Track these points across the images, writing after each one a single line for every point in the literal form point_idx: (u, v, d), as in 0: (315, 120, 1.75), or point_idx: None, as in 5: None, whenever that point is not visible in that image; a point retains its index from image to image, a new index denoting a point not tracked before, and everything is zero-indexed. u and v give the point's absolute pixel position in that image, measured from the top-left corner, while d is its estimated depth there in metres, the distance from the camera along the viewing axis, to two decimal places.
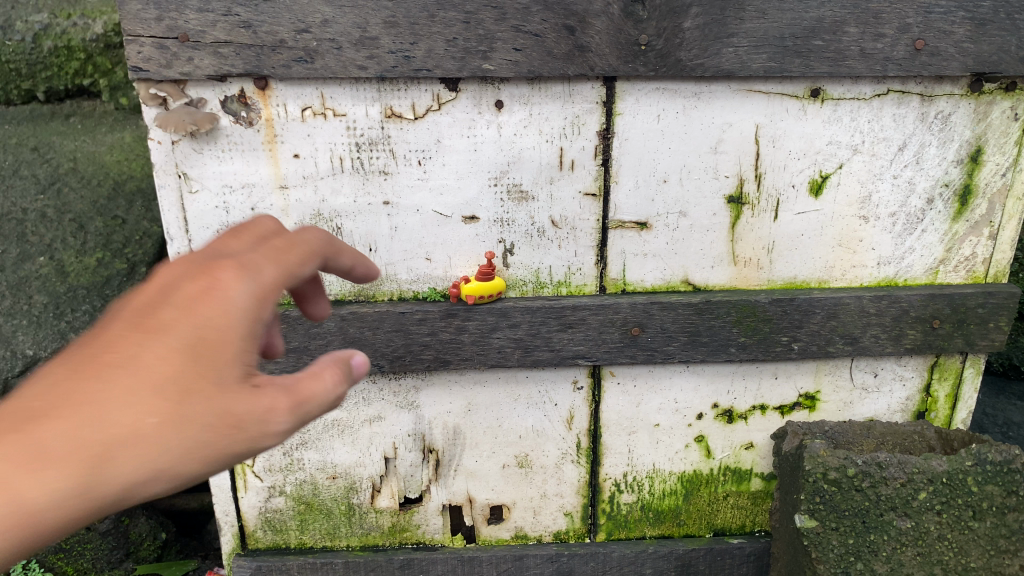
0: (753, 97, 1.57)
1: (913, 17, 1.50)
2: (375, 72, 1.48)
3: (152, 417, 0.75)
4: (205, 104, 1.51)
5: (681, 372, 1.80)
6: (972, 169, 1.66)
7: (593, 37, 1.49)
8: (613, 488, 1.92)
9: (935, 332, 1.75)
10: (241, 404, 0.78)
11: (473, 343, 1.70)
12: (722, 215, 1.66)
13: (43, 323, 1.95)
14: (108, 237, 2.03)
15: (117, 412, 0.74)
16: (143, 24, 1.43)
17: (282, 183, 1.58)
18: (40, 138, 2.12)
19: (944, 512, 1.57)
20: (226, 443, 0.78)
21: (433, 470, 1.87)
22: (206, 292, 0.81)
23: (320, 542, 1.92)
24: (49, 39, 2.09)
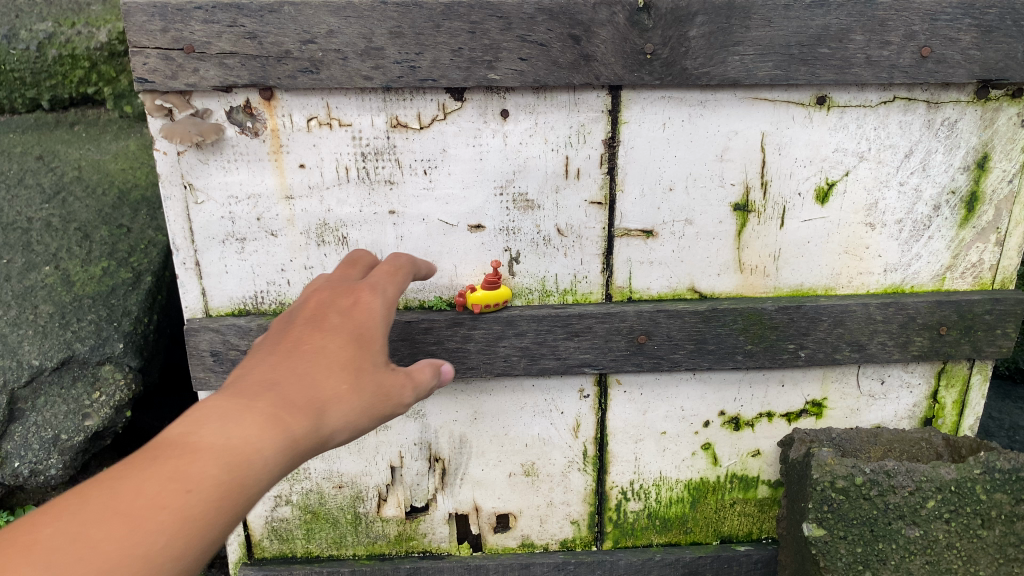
0: (759, 105, 1.57)
1: (919, 24, 1.49)
2: (381, 82, 1.48)
3: (345, 383, 0.94)
4: (210, 114, 1.51)
5: (688, 380, 1.80)
6: (979, 175, 1.65)
7: (599, 46, 1.48)
8: (620, 497, 1.91)
9: (941, 339, 1.74)
10: (389, 378, 1.01)
11: (479, 352, 1.70)
12: (728, 223, 1.66)
13: (50, 332, 1.84)
14: (112, 246, 1.99)
15: (322, 377, 0.92)
16: (149, 36, 1.42)
17: (288, 193, 1.58)
18: (45, 146, 2.15)
19: (953, 521, 1.56)
20: (385, 405, 1.00)
21: (439, 479, 1.87)
22: (359, 303, 1.07)
23: (327, 551, 1.92)
24: (53, 48, 2.09)
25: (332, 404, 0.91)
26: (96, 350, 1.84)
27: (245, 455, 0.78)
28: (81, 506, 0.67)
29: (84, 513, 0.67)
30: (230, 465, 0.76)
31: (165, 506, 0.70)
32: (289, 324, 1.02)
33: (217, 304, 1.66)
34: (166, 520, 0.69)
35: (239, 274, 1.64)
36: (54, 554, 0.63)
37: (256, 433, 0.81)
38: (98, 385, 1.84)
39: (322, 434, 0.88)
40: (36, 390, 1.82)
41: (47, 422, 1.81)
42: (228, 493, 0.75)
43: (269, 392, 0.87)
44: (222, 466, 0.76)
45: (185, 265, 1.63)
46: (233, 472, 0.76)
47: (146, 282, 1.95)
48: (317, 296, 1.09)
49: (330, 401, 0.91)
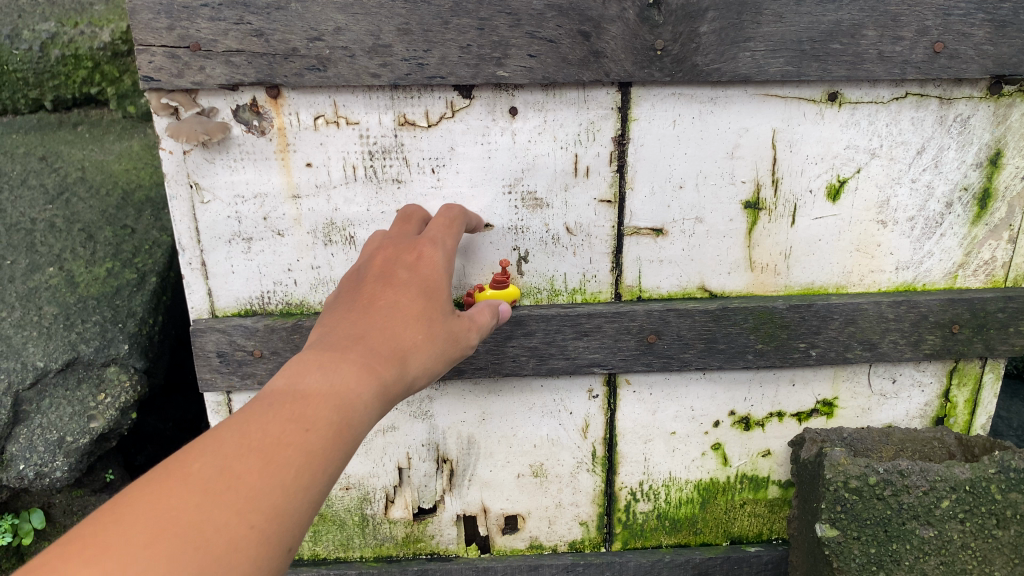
0: (770, 102, 1.56)
1: (932, 19, 1.48)
2: (389, 79, 1.46)
3: (420, 334, 1.12)
4: (216, 113, 1.49)
5: (698, 379, 1.78)
6: (991, 172, 1.64)
7: (609, 42, 1.47)
8: (629, 497, 1.90)
9: (954, 337, 1.72)
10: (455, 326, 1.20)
11: (487, 352, 1.68)
12: (739, 220, 1.65)
13: (55, 333, 1.82)
14: (117, 247, 1.98)
15: (400, 327, 1.10)
16: (155, 34, 1.41)
17: (294, 192, 1.57)
18: (48, 147, 2.13)
19: (968, 521, 1.55)
20: (450, 351, 1.18)
21: (447, 480, 1.86)
22: (424, 262, 1.25)
23: (334, 553, 1.90)
24: (56, 48, 2.08)
25: (410, 353, 1.09)
26: (101, 351, 1.83)
27: (350, 399, 0.95)
28: (230, 444, 0.84)
29: (233, 452, 0.83)
30: (336, 407, 0.93)
31: (294, 442, 0.87)
32: (363, 284, 1.21)
33: (223, 304, 1.65)
34: (297, 454, 0.86)
35: (245, 274, 1.63)
36: (218, 483, 0.80)
37: (354, 382, 0.98)
38: (103, 387, 1.83)
39: (403, 380, 1.06)
40: (40, 392, 1.80)
41: (52, 424, 1.79)
42: (341, 432, 0.92)
43: (358, 344, 1.05)
44: (334, 409, 0.93)
45: (191, 265, 1.61)
46: (343, 414, 0.93)
47: (150, 283, 1.95)
48: (384, 256, 1.28)
49: (406, 352, 1.08)
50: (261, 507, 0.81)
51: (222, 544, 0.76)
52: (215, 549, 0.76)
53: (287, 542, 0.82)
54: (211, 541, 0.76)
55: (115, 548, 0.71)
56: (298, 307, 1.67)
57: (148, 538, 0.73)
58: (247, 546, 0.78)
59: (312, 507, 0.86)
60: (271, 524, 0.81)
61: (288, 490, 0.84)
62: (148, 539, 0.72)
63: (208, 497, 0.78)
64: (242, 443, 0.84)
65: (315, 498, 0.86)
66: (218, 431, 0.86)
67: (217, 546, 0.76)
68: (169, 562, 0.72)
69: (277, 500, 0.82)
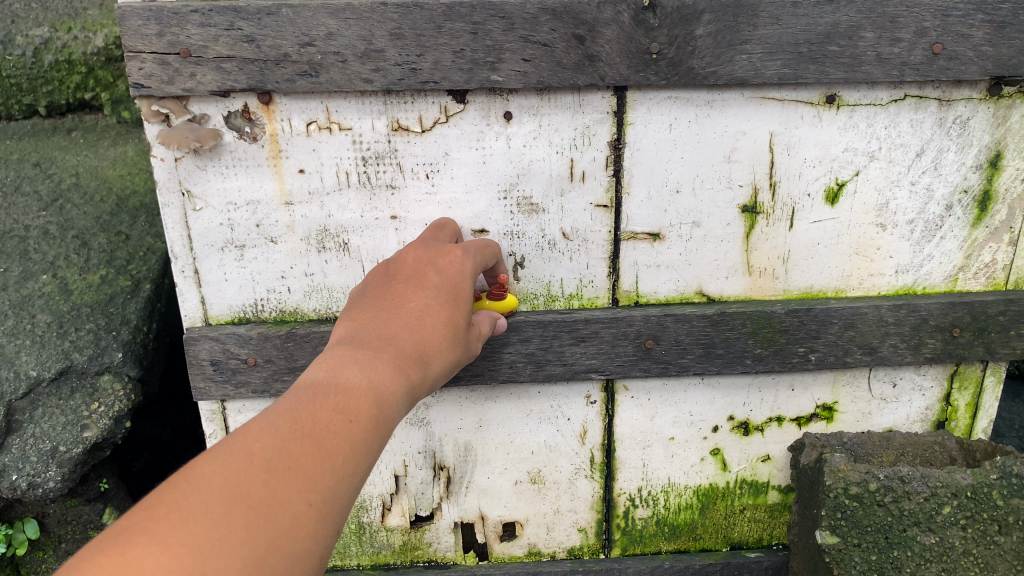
0: (767, 105, 1.54)
1: (930, 20, 1.46)
2: (381, 84, 1.45)
3: (445, 338, 1.17)
4: (208, 120, 1.48)
5: (696, 385, 1.77)
6: (991, 174, 1.62)
7: (603, 46, 1.45)
8: (628, 503, 1.88)
9: (955, 341, 1.71)
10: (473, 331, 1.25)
11: (483, 359, 1.66)
12: (737, 225, 1.63)
13: (48, 342, 1.81)
14: (111, 254, 1.96)
15: (428, 330, 1.15)
16: (144, 40, 1.39)
17: (287, 199, 1.56)
18: (42, 153, 2.12)
19: (969, 527, 1.53)
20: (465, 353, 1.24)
21: (444, 488, 1.84)
22: (449, 263, 1.29)
23: (331, 561, 1.89)
24: (50, 53, 2.06)
25: (436, 355, 1.14)
26: (95, 360, 1.82)
27: (387, 395, 1.00)
28: (285, 431, 0.88)
29: (288, 438, 0.88)
30: (375, 402, 0.98)
31: (342, 433, 0.92)
32: (394, 282, 1.25)
33: (216, 312, 1.63)
34: (345, 444, 0.91)
35: (238, 282, 1.61)
36: (277, 467, 0.85)
37: (390, 378, 1.03)
38: (96, 396, 1.82)
39: (428, 379, 1.12)
40: (34, 402, 1.79)
41: (44, 433, 1.78)
42: (380, 426, 0.97)
43: (388, 344, 1.09)
44: (374, 405, 0.98)
45: (184, 273, 1.60)
46: (382, 409, 0.98)
47: (144, 290, 1.93)
48: (416, 253, 1.31)
49: (433, 352, 1.14)
50: (317, 492, 0.86)
51: (283, 522, 0.81)
52: (278, 527, 0.81)
53: (337, 525, 0.87)
54: (272, 522, 0.81)
55: (190, 521, 0.76)
56: (292, 314, 1.65)
57: (219, 515, 0.78)
58: (306, 527, 0.83)
59: (355, 494, 0.91)
60: (325, 508, 0.86)
61: (339, 476, 0.88)
62: (218, 516, 0.78)
63: (268, 479, 0.83)
64: (297, 431, 0.89)
65: (358, 485, 0.91)
66: (268, 416, 0.90)
67: (273, 527, 0.80)
68: (238, 539, 0.77)
69: (330, 485, 0.87)
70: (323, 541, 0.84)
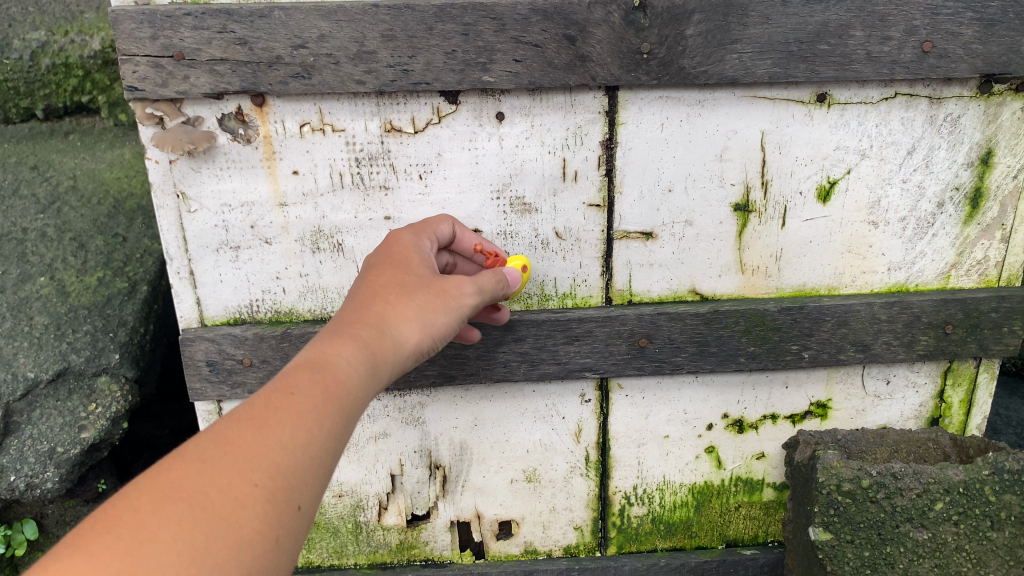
0: (757, 104, 1.55)
1: (920, 19, 1.47)
2: (373, 86, 1.45)
3: (399, 300, 1.14)
4: (202, 122, 1.49)
5: (690, 383, 1.78)
6: (983, 171, 1.63)
7: (594, 46, 1.46)
8: (623, 501, 1.89)
9: (947, 337, 1.71)
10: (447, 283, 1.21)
11: (478, 358, 1.67)
12: (729, 223, 1.64)
13: (45, 344, 1.82)
14: (108, 256, 1.97)
15: (380, 300, 1.13)
16: (138, 43, 1.40)
17: (281, 200, 1.56)
18: (40, 156, 2.13)
19: (962, 523, 1.54)
20: (447, 308, 1.18)
21: (440, 486, 1.85)
22: (403, 244, 1.28)
23: (328, 560, 1.90)
24: (47, 56, 2.07)
25: (394, 321, 1.11)
26: (92, 361, 1.83)
27: (333, 364, 0.98)
28: (225, 422, 0.88)
29: (226, 426, 0.87)
30: (320, 371, 0.97)
31: (286, 408, 0.90)
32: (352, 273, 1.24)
33: (212, 313, 1.64)
34: (289, 418, 0.90)
35: (233, 283, 1.62)
36: (215, 456, 0.84)
37: (335, 350, 1.01)
38: (93, 397, 1.83)
39: (391, 345, 1.08)
40: (32, 403, 1.81)
41: (42, 435, 1.80)
42: (332, 394, 0.95)
43: (338, 322, 1.09)
44: (321, 376, 0.96)
45: (179, 274, 1.61)
46: (330, 378, 0.96)
47: (141, 292, 1.94)
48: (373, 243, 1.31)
49: (389, 321, 1.11)
50: (260, 472, 0.85)
51: (225, 508, 0.80)
52: (220, 514, 0.80)
53: (291, 503, 0.86)
54: (211, 509, 0.79)
55: (119, 523, 0.75)
56: (288, 315, 1.66)
57: (149, 511, 0.77)
58: (252, 510, 0.82)
59: (313, 468, 0.89)
60: (274, 487, 0.85)
61: (284, 449, 0.87)
62: (150, 512, 0.76)
63: (202, 470, 0.82)
64: (236, 418, 0.88)
65: (315, 454, 0.90)
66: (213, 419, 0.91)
67: (209, 516, 0.79)
68: (173, 531, 0.76)
69: (274, 461, 0.86)
70: (268, 519, 0.83)
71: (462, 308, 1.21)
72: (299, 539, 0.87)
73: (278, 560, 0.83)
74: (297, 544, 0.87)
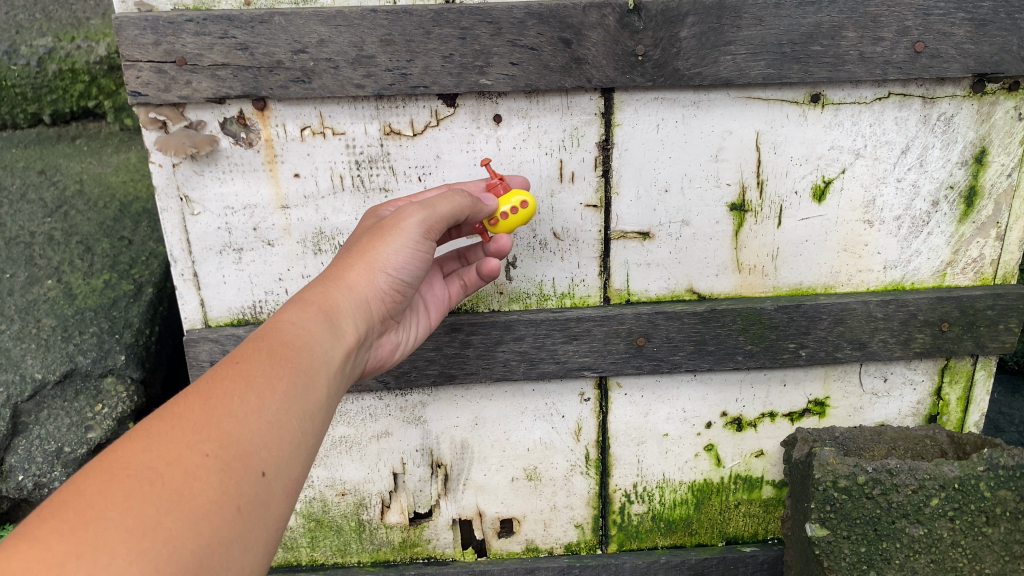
0: (752, 104, 1.57)
1: (912, 19, 1.48)
2: (372, 90, 1.48)
3: (341, 264, 1.21)
4: (204, 126, 1.52)
5: (688, 381, 1.79)
6: (977, 170, 1.64)
7: (590, 49, 1.48)
8: (623, 499, 1.91)
9: (943, 335, 1.72)
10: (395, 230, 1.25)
11: (478, 357, 1.70)
12: (725, 223, 1.66)
13: (53, 345, 1.85)
14: (114, 258, 2.00)
15: (324, 275, 1.20)
16: (141, 49, 1.43)
17: (283, 203, 1.59)
18: (47, 160, 2.16)
19: (957, 519, 1.55)
20: (391, 242, 1.24)
21: (442, 485, 1.87)
22: (363, 228, 1.35)
23: (331, 559, 1.92)
24: (54, 62, 2.11)
25: (339, 282, 1.18)
26: (98, 362, 1.86)
27: (273, 326, 1.04)
28: (173, 400, 0.89)
29: (173, 404, 0.88)
30: (264, 339, 1.01)
31: (231, 377, 0.93)
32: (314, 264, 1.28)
33: (216, 314, 1.67)
34: (236, 386, 0.92)
35: (237, 284, 1.65)
36: (163, 431, 0.84)
37: (281, 318, 1.06)
38: (100, 397, 1.85)
39: (337, 298, 1.16)
40: (39, 404, 1.83)
41: (50, 434, 1.82)
42: (275, 352, 0.99)
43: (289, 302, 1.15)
44: (263, 342, 1.00)
45: (184, 276, 1.63)
46: (272, 339, 1.01)
47: (147, 294, 1.96)
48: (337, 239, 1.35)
49: (333, 281, 1.18)
50: (210, 441, 0.86)
51: (176, 480, 0.81)
52: (171, 486, 0.80)
53: (248, 470, 0.87)
54: (160, 483, 0.80)
55: (64, 507, 0.75)
56: None
57: (95, 492, 0.76)
58: (204, 480, 0.83)
59: (271, 429, 0.92)
60: (226, 455, 0.86)
61: (235, 418, 0.89)
62: (96, 493, 0.76)
63: (152, 445, 0.83)
64: (184, 394, 0.90)
65: (268, 416, 0.92)
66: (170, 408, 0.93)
67: (161, 491, 0.79)
68: (122, 508, 0.76)
69: (226, 431, 0.87)
70: (226, 487, 0.84)
71: (409, 232, 1.25)
72: (263, 504, 0.89)
73: (240, 527, 0.85)
74: (262, 509, 0.88)
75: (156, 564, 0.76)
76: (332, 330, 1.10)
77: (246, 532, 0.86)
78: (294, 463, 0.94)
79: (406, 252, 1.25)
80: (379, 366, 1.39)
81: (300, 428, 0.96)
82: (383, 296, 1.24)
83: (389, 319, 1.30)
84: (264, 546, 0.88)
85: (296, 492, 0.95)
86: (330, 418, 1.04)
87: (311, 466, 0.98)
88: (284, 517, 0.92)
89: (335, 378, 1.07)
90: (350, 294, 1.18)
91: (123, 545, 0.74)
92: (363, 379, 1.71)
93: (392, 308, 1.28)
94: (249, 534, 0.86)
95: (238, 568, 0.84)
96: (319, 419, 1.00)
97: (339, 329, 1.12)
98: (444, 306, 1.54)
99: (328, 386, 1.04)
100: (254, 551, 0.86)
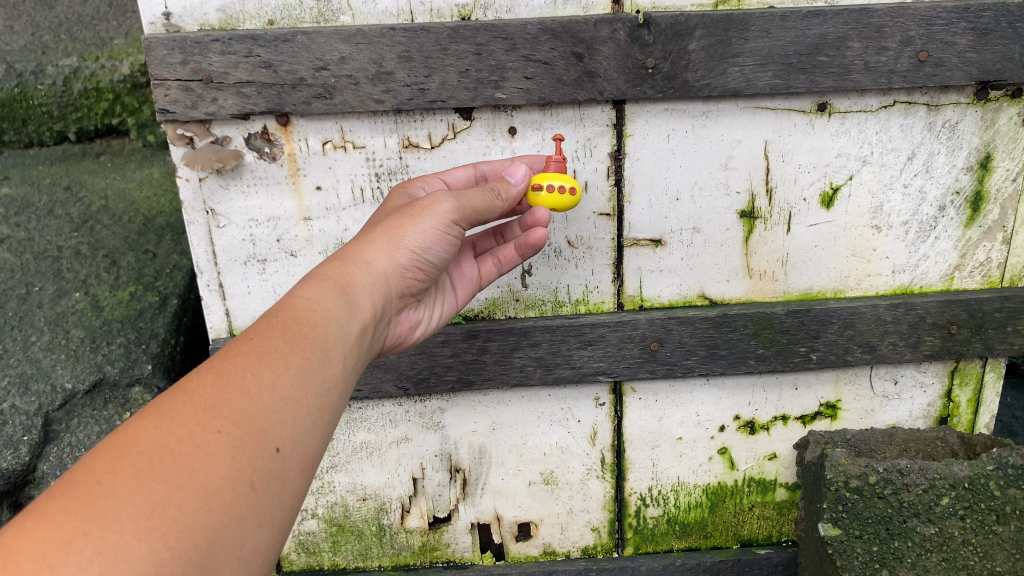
0: (761, 114, 1.61)
1: (915, 30, 1.52)
2: (392, 104, 1.53)
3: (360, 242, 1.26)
4: (229, 141, 1.57)
5: (701, 386, 1.83)
6: (982, 175, 1.68)
7: (601, 62, 1.52)
8: (639, 503, 1.94)
9: (952, 338, 1.75)
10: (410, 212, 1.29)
11: (495, 363, 1.74)
12: (735, 229, 1.70)
13: (82, 355, 1.91)
14: (139, 271, 2.06)
15: (342, 252, 1.25)
16: (169, 68, 1.48)
17: (305, 215, 1.64)
18: (73, 177, 2.23)
19: (968, 517, 1.59)
20: (408, 220, 1.28)
21: (460, 489, 1.91)
22: (380, 208, 1.40)
23: (353, 563, 1.96)
24: (79, 81, 2.17)
25: (356, 260, 1.23)
26: (126, 372, 1.91)
27: (290, 302, 1.09)
28: (187, 378, 0.94)
29: (188, 382, 0.93)
30: (285, 314, 1.06)
31: (245, 354, 0.98)
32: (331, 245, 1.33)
33: (240, 323, 1.72)
34: (249, 362, 0.97)
35: (261, 294, 1.70)
36: (176, 409, 0.89)
37: (302, 293, 1.11)
38: (128, 406, 1.91)
39: (353, 274, 1.20)
40: (70, 412, 1.88)
41: (80, 442, 1.87)
42: (289, 328, 1.04)
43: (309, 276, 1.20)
44: (279, 319, 1.05)
45: (209, 286, 1.69)
46: (287, 314, 1.06)
47: (172, 305, 2.02)
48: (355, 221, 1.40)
49: (349, 258, 1.23)
50: (222, 419, 0.90)
51: (186, 458, 0.85)
52: (181, 463, 0.84)
53: (261, 446, 0.92)
54: (171, 459, 0.84)
55: (73, 485, 0.79)
56: None
57: (105, 470, 0.81)
58: (215, 456, 0.87)
59: (285, 404, 0.96)
60: (237, 432, 0.90)
61: (250, 395, 0.94)
62: (106, 470, 0.81)
63: (164, 422, 0.87)
64: (197, 373, 0.94)
65: (283, 390, 0.97)
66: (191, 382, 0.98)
67: (173, 467, 0.84)
68: (130, 485, 0.80)
69: (238, 408, 0.92)
70: (238, 461, 0.89)
71: (439, 215, 1.30)
72: (277, 480, 0.93)
73: (253, 503, 0.89)
74: (275, 485, 0.93)
75: (165, 540, 0.80)
76: (348, 304, 1.15)
77: (259, 507, 0.90)
78: (309, 439, 0.98)
79: (426, 229, 1.29)
80: (401, 344, 1.42)
81: (315, 403, 1.00)
82: (403, 272, 1.29)
83: (408, 296, 1.35)
84: (277, 521, 0.93)
85: (311, 465, 0.99)
86: (348, 391, 1.09)
87: (327, 440, 1.03)
88: (299, 492, 0.97)
89: (351, 351, 1.12)
90: (367, 270, 1.23)
91: (133, 521, 0.78)
92: (383, 386, 1.75)
93: (411, 285, 1.33)
94: (262, 511, 0.91)
95: (251, 544, 0.89)
96: (335, 393, 1.05)
97: (357, 304, 1.17)
98: (473, 287, 1.56)
99: (343, 360, 1.09)
100: (267, 526, 0.91)
